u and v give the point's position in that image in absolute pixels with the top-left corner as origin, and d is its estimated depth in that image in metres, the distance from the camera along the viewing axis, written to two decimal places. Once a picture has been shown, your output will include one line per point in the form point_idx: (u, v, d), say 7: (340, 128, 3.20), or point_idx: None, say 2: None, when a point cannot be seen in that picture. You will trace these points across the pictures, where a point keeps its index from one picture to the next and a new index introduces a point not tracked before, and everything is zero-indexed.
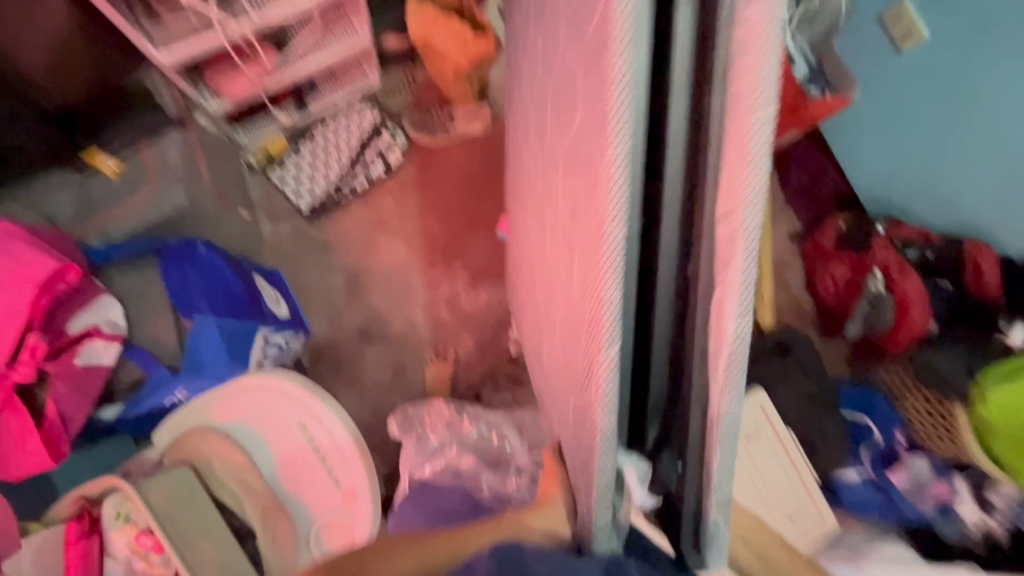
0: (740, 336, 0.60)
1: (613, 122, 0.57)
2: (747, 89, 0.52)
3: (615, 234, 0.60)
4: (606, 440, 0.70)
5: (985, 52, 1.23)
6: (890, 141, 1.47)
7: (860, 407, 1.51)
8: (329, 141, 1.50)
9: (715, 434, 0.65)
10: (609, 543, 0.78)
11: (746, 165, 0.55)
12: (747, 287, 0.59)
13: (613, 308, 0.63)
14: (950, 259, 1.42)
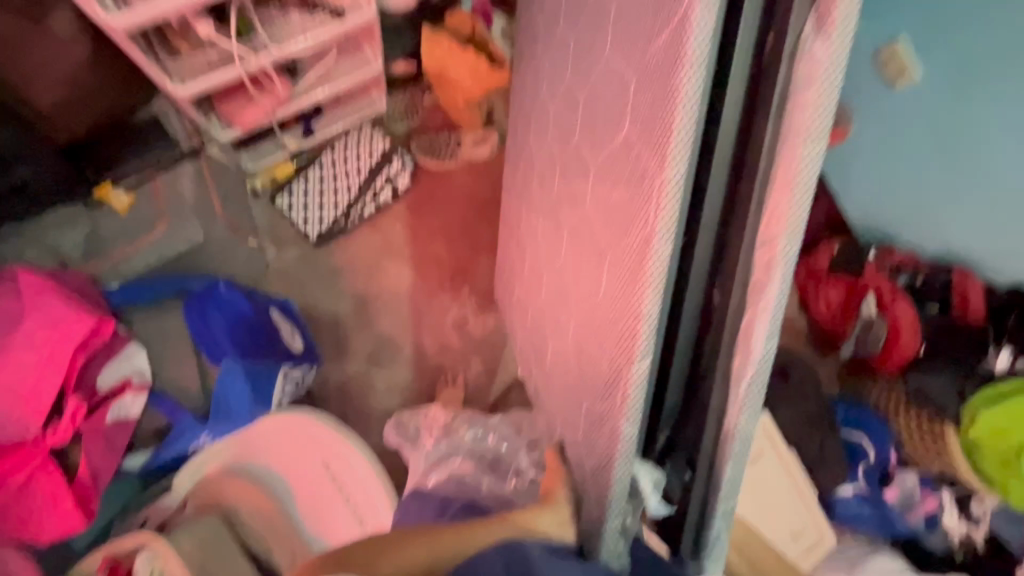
0: (761, 357, 0.69)
1: (675, 144, 0.60)
2: (803, 125, 0.57)
3: (660, 251, 0.65)
4: (629, 445, 0.78)
5: (979, 90, 1.30)
6: (883, 169, 1.54)
7: (854, 423, 1.54)
8: (337, 167, 1.48)
9: (730, 438, 0.75)
10: (616, 549, 0.87)
11: (790, 195, 0.60)
12: (775, 312, 0.67)
13: (650, 323, 0.69)
14: (938, 284, 1.51)
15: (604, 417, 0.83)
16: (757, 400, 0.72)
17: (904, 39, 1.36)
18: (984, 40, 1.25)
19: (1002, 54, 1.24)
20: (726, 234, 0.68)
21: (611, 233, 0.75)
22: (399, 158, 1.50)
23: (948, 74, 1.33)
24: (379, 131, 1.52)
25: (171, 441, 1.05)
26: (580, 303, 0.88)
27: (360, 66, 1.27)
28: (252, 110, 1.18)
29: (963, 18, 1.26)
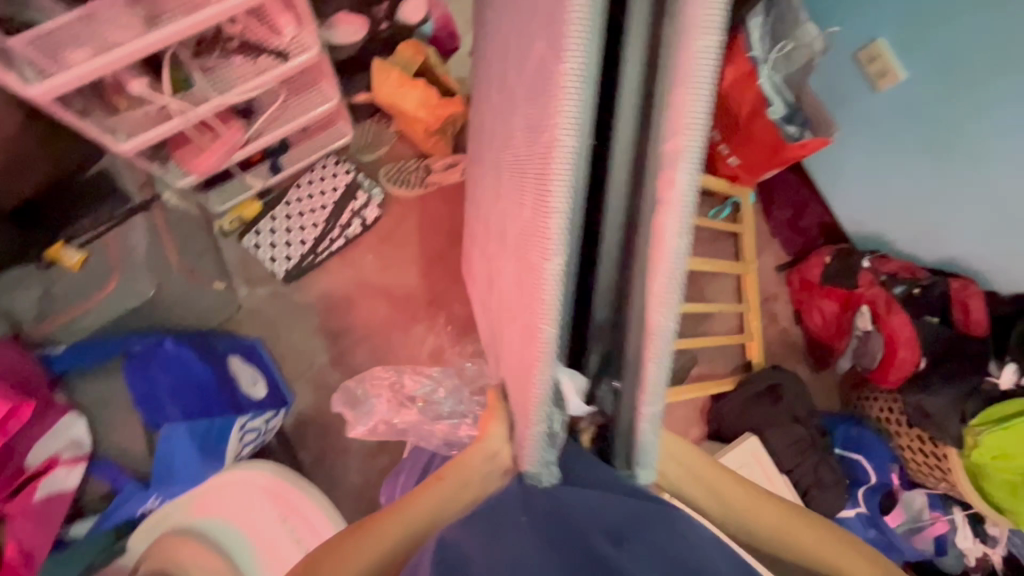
0: (679, 239, 0.59)
1: (573, 24, 0.56)
2: (702, 16, 0.54)
3: (568, 145, 0.59)
4: (549, 351, 0.63)
5: (966, 86, 1.20)
6: (875, 173, 1.47)
7: (851, 443, 1.51)
8: (304, 203, 1.46)
9: (652, 338, 0.62)
10: (544, 461, 0.68)
11: (693, 89, 0.56)
12: (687, 197, 0.58)
13: (562, 218, 0.60)
14: (937, 294, 1.39)
15: (525, 335, 0.69)
16: (680, 288, 0.61)
17: (885, 39, 1.30)
18: (967, 36, 1.15)
19: (990, 49, 1.13)
20: (641, 145, 0.63)
21: (528, 144, 0.68)
22: (364, 192, 1.47)
23: (935, 71, 1.23)
24: (343, 165, 1.48)
25: (116, 507, 0.97)
26: (511, 235, 0.79)
27: (314, 100, 1.25)
28: (208, 156, 1.17)
29: (948, 15, 1.17)
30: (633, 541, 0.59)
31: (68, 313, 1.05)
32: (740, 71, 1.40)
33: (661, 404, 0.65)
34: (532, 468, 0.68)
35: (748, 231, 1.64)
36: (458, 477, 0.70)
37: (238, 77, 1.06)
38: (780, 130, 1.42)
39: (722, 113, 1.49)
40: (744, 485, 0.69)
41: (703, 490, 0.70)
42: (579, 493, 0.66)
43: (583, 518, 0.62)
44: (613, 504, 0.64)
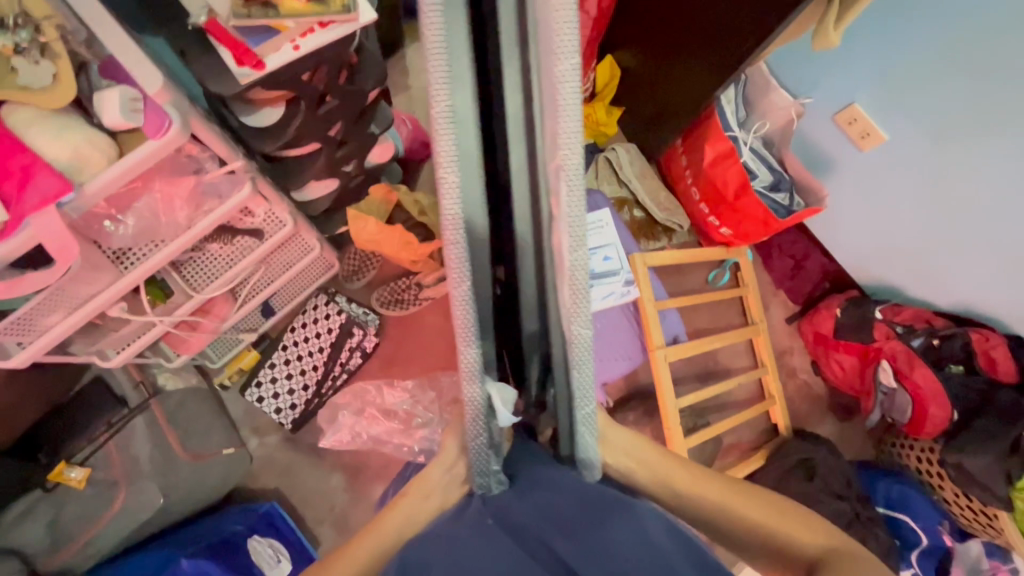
0: (575, 250, 0.57)
1: (430, 49, 0.50)
2: (556, 34, 0.49)
3: (451, 181, 0.53)
4: (471, 370, 0.59)
5: (955, 142, 1.15)
6: (871, 225, 1.43)
7: (896, 505, 1.45)
8: (301, 346, 1.42)
9: (571, 349, 0.60)
10: (486, 466, 0.63)
11: (561, 113, 0.51)
12: (576, 215, 0.55)
13: (461, 248, 0.55)
14: (959, 345, 1.35)
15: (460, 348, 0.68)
16: (587, 299, 0.58)
17: (862, 103, 1.26)
18: (950, 102, 1.11)
19: (972, 113, 1.09)
20: (535, 166, 0.62)
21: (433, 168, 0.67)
22: (359, 327, 1.44)
23: (919, 133, 1.20)
24: (334, 303, 1.44)
25: None
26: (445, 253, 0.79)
27: (301, 253, 1.24)
28: (201, 336, 1.16)
29: (923, 83, 1.13)
30: (589, 545, 0.57)
31: (81, 538, 1.08)
32: (722, 153, 1.37)
33: (591, 405, 0.62)
34: (477, 480, 0.64)
35: (750, 292, 1.58)
36: (420, 490, 0.65)
37: (216, 272, 1.05)
38: (768, 200, 1.40)
39: (707, 188, 1.46)
40: (686, 467, 0.66)
41: (658, 485, 0.66)
42: (535, 495, 0.64)
43: (534, 519, 0.61)
44: (565, 503, 0.62)
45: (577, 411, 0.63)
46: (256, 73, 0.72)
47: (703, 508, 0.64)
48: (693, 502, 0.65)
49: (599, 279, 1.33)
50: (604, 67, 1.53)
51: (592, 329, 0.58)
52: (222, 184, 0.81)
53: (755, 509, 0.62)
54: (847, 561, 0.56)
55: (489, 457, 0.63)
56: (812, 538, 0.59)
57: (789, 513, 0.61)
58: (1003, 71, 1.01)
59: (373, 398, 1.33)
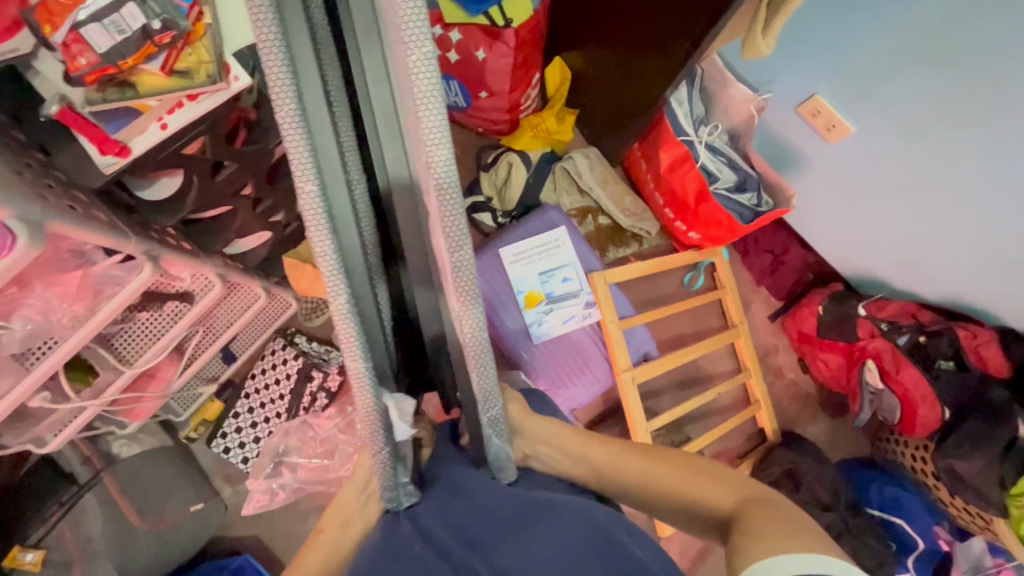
0: (456, 252, 0.54)
1: (265, 54, 0.45)
2: (403, 27, 0.46)
3: (310, 192, 0.49)
4: (363, 383, 0.57)
5: (928, 132, 1.05)
6: (847, 218, 1.34)
7: (890, 506, 1.39)
8: (265, 394, 1.38)
9: (468, 350, 0.59)
10: (393, 481, 0.64)
11: (422, 105, 0.48)
12: (451, 212, 0.52)
13: (333, 262, 0.51)
14: (946, 343, 1.27)
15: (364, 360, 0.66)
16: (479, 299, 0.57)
17: (823, 94, 1.16)
18: (916, 91, 1.02)
19: (941, 103, 1.00)
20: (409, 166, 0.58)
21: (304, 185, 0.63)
22: (319, 370, 1.37)
23: (886, 125, 1.10)
24: (292, 346, 1.40)
25: None
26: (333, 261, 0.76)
27: (247, 303, 1.20)
28: (147, 403, 1.12)
29: (886, 74, 1.03)
30: (507, 547, 0.59)
31: None
32: (682, 156, 1.29)
33: (496, 407, 0.63)
34: (386, 496, 0.65)
35: (729, 294, 1.50)
36: (336, 520, 0.67)
37: (145, 344, 1.00)
38: (731, 204, 1.31)
39: (669, 193, 1.38)
40: (607, 445, 0.72)
41: (583, 468, 0.73)
42: (452, 506, 0.65)
43: (446, 526, 0.63)
44: (473, 513, 0.64)
45: (483, 414, 0.64)
46: (123, 161, 0.67)
47: (635, 480, 0.70)
48: (626, 477, 0.70)
49: (560, 302, 1.31)
50: (556, 65, 1.47)
51: (484, 328, 0.57)
52: (118, 270, 0.77)
53: (679, 474, 0.67)
54: (755, 508, 0.60)
55: (394, 471, 0.64)
56: (728, 493, 0.64)
57: (707, 472, 0.67)
58: (971, 58, 0.92)
59: (304, 435, 1.25)
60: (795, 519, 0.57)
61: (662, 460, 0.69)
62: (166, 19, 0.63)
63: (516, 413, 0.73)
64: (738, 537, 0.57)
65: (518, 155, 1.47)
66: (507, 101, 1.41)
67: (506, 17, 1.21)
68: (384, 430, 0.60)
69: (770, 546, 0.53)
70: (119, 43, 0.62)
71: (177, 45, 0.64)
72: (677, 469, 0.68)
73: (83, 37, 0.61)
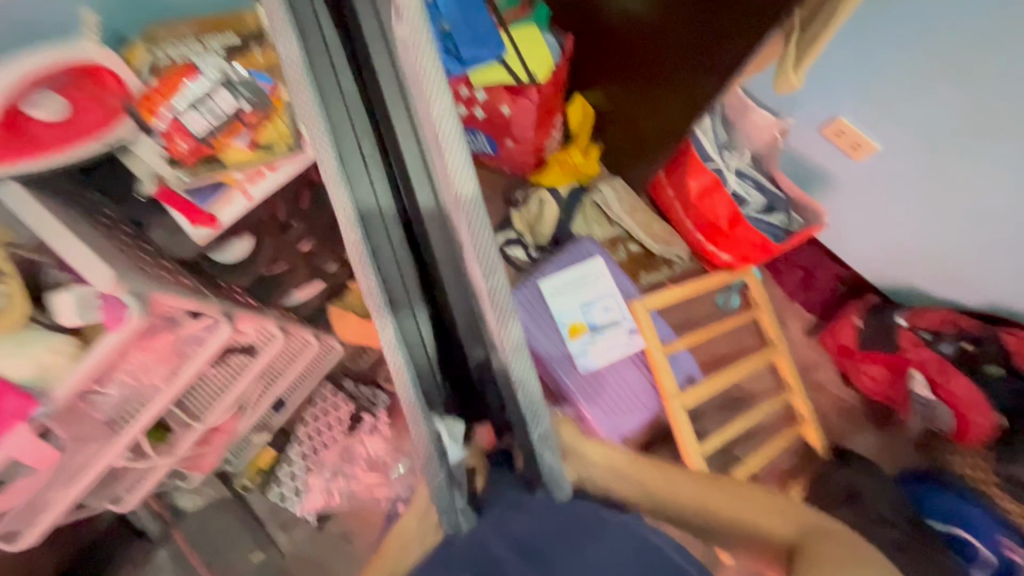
0: (487, 277, 0.61)
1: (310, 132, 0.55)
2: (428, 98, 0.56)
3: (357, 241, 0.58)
4: (413, 403, 0.64)
5: (956, 145, 1.09)
6: (880, 232, 1.36)
7: (951, 518, 1.34)
8: (316, 442, 1.39)
9: (506, 363, 0.65)
10: (450, 502, 0.69)
11: (448, 149, 0.58)
12: (479, 240, 0.60)
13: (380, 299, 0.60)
14: (992, 348, 1.29)
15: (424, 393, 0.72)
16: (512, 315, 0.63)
17: (846, 114, 1.19)
18: (940, 108, 1.06)
19: (967, 117, 1.04)
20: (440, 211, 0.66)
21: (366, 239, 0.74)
22: (369, 413, 1.39)
23: (912, 141, 1.14)
24: (340, 391, 1.43)
25: None
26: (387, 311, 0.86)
27: (298, 350, 1.21)
28: (211, 455, 1.14)
29: (910, 95, 1.08)
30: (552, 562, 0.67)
31: None
32: (709, 183, 1.33)
33: (544, 422, 0.68)
34: (444, 520, 0.69)
35: (764, 312, 1.52)
36: (396, 544, 0.68)
37: (211, 399, 1.03)
38: (763, 225, 1.35)
39: (699, 218, 1.42)
40: (659, 470, 0.73)
41: (635, 491, 0.74)
42: (516, 517, 0.72)
43: (512, 537, 0.70)
44: (540, 523, 0.71)
45: (532, 431, 0.69)
46: (211, 229, 0.74)
47: (691, 505, 0.71)
48: (686, 504, 0.71)
49: (602, 332, 1.33)
50: (575, 104, 1.53)
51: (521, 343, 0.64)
52: (200, 332, 0.81)
53: (736, 503, 0.68)
54: (819, 543, 0.62)
55: (450, 495, 0.69)
56: (788, 523, 0.65)
57: (767, 503, 0.67)
58: (993, 78, 0.96)
59: None
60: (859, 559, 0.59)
61: (713, 486, 0.70)
62: (252, 98, 0.70)
63: (569, 435, 0.76)
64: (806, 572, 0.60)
65: (548, 192, 1.53)
66: (532, 145, 1.47)
67: (532, 72, 1.32)
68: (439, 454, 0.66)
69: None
70: (214, 125, 0.69)
71: (262, 121, 0.72)
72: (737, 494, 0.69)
73: (182, 122, 0.68)
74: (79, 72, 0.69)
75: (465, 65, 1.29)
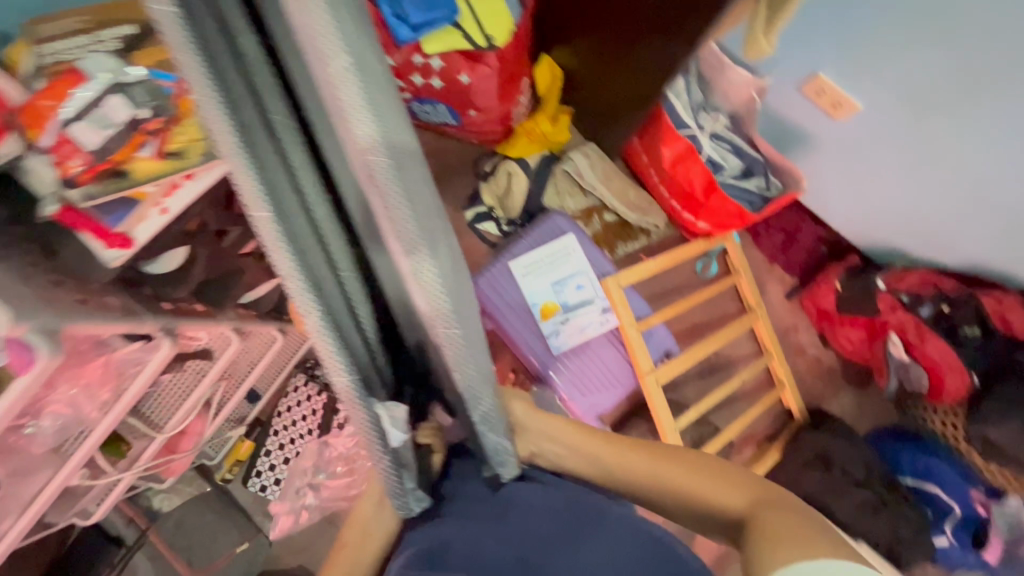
0: (411, 257, 0.53)
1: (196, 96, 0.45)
2: (323, 52, 0.47)
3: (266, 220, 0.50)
4: (350, 391, 0.57)
5: (939, 103, 1.02)
6: (861, 194, 1.31)
7: (922, 474, 1.39)
8: (293, 435, 1.37)
9: (441, 346, 0.58)
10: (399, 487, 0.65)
11: (347, 110, 0.49)
12: (397, 211, 0.51)
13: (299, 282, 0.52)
14: (970, 311, 1.26)
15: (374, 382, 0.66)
16: (444, 296, 0.55)
17: (826, 72, 1.12)
18: (923, 66, 0.98)
19: (949, 74, 0.97)
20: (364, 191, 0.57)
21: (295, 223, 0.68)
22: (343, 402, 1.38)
23: (893, 100, 1.07)
24: (314, 381, 1.40)
25: None
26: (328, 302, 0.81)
27: (263, 345, 1.18)
28: (181, 459, 1.13)
29: (890, 52, 1.00)
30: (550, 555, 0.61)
31: None
32: (684, 150, 1.26)
33: (485, 404, 0.64)
34: (395, 503, 0.67)
35: (743, 278, 1.49)
36: (357, 532, 0.70)
37: (173, 406, 1.00)
38: (739, 192, 1.30)
39: (675, 187, 1.35)
40: (613, 444, 0.72)
41: (584, 463, 0.74)
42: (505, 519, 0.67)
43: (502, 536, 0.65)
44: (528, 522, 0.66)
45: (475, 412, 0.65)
46: (127, 252, 0.67)
47: (643, 479, 0.70)
48: (638, 477, 0.70)
49: (574, 311, 1.30)
50: (543, 65, 1.43)
51: (457, 325, 0.56)
52: (138, 352, 0.77)
53: (689, 477, 0.68)
54: (770, 514, 0.61)
55: (399, 478, 0.65)
56: (738, 495, 0.65)
57: (719, 475, 0.67)
58: (980, 33, 0.89)
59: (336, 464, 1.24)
60: (804, 528, 0.57)
61: (670, 458, 0.70)
62: (153, 107, 0.62)
63: (518, 411, 0.75)
64: (753, 549, 0.58)
65: (516, 163, 1.45)
66: (498, 113, 1.36)
67: (489, 36, 1.19)
68: (379, 440, 0.60)
69: (781, 552, 0.55)
70: (108, 139, 0.60)
71: (167, 128, 0.63)
72: (695, 469, 0.68)
73: (70, 137, 0.60)
74: None
75: (417, 32, 1.18)
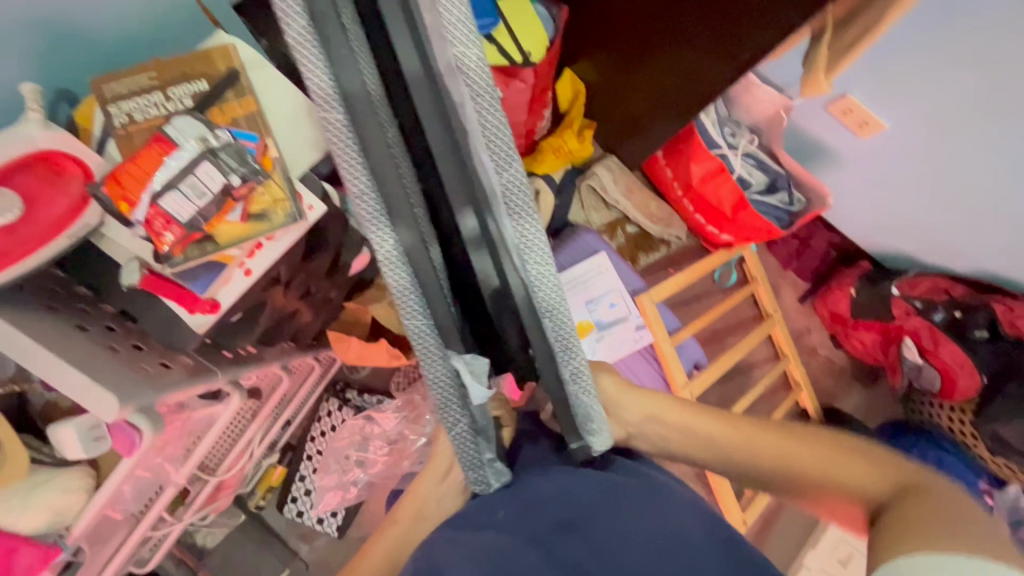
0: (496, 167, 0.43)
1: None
2: None
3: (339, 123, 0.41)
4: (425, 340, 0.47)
5: (963, 125, 1.06)
6: (877, 205, 1.36)
7: None
8: (330, 460, 1.33)
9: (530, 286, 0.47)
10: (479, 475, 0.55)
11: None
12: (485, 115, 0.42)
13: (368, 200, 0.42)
14: (982, 317, 1.32)
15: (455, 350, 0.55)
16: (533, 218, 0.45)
17: (856, 92, 1.15)
18: (952, 91, 1.02)
19: (977, 98, 1.01)
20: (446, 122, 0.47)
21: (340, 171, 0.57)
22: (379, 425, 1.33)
23: (921, 120, 1.10)
24: (348, 405, 1.34)
25: None
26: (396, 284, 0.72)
27: (305, 374, 1.15)
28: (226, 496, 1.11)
29: (922, 77, 1.03)
30: (607, 524, 0.56)
31: None
32: (715, 167, 1.30)
33: (579, 354, 0.49)
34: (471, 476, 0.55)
35: (761, 286, 1.53)
36: None
37: (225, 450, 0.97)
38: (766, 207, 1.33)
39: (699, 203, 1.39)
40: (725, 421, 0.64)
41: (698, 445, 0.64)
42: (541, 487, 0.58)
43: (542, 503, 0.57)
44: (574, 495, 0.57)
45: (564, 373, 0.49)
46: (213, 315, 0.72)
47: (774, 465, 0.61)
48: (765, 460, 0.61)
49: (608, 329, 1.32)
50: (566, 79, 1.41)
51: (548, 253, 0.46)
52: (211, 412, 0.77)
53: (825, 458, 0.59)
54: (917, 499, 0.51)
55: (477, 449, 0.53)
56: (881, 476, 0.56)
57: (856, 454, 0.58)
58: (1013, 66, 0.93)
59: None
60: (970, 517, 0.47)
61: (797, 436, 0.61)
62: (240, 170, 0.65)
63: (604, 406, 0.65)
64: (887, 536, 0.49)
65: (543, 180, 1.42)
66: (526, 126, 1.34)
67: (525, 51, 1.19)
68: (457, 398, 0.49)
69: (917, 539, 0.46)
70: (201, 208, 0.64)
71: (254, 191, 0.67)
72: (829, 447, 0.59)
73: (163, 209, 0.63)
74: (31, 159, 0.62)
75: None
